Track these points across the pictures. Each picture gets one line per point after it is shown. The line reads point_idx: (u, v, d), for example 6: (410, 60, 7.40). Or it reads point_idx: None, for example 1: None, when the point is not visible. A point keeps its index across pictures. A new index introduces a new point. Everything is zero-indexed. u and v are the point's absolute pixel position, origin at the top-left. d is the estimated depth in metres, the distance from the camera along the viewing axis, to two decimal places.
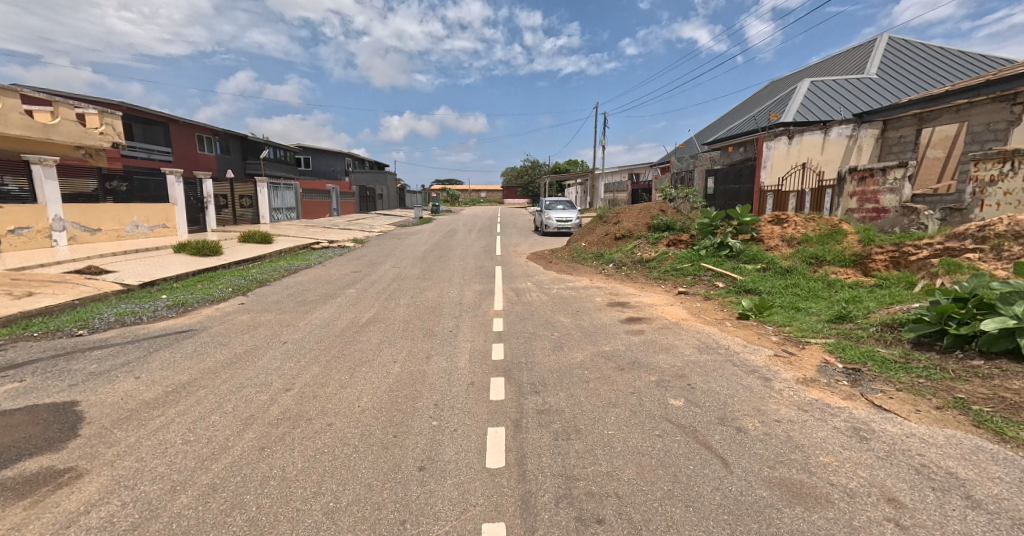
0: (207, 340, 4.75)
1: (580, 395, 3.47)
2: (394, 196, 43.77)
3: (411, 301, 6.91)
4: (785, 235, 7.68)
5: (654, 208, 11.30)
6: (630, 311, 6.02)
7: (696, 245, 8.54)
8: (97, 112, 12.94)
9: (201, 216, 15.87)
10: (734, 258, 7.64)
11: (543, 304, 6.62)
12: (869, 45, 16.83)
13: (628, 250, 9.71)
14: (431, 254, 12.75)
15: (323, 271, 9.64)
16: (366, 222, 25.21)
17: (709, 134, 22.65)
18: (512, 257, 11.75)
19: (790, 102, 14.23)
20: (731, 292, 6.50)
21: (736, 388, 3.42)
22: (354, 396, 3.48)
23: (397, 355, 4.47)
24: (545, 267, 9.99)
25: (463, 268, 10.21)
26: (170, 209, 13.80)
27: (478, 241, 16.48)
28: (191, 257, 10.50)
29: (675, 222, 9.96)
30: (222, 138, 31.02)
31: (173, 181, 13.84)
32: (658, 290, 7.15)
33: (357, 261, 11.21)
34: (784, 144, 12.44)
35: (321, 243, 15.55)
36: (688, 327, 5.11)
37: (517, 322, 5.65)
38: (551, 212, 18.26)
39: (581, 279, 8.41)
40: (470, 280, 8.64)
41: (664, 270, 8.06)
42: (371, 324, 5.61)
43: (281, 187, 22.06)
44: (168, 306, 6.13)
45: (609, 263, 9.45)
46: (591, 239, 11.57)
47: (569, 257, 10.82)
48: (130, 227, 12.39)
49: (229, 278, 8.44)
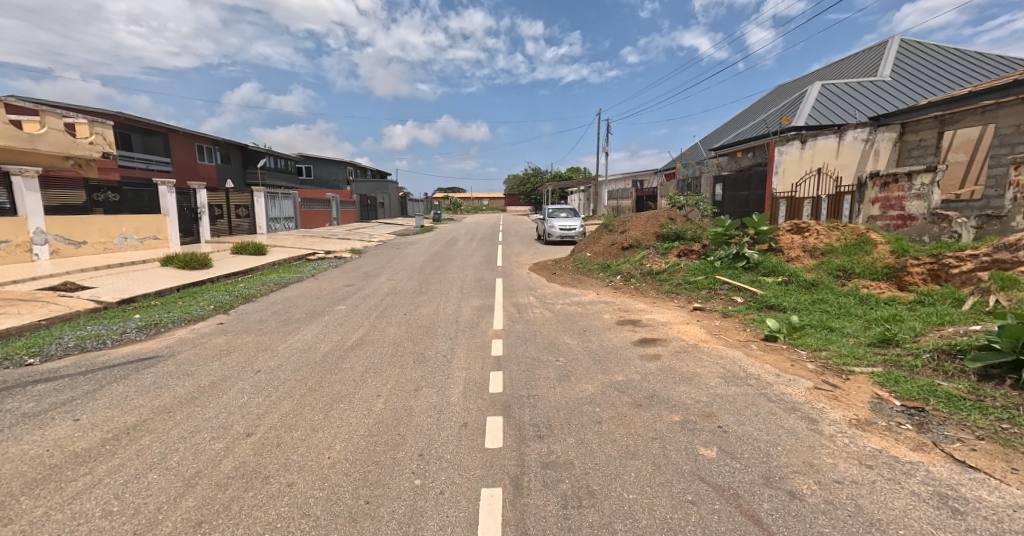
0: (172, 369, 4.26)
1: (592, 442, 2.94)
2: (396, 205, 43.49)
3: (404, 320, 6.39)
4: (806, 244, 7.16)
5: (663, 216, 10.78)
6: (643, 331, 5.47)
7: (709, 256, 8.02)
8: (87, 121, 12.61)
9: (195, 227, 15.49)
10: (752, 271, 7.12)
11: (547, 322, 6.08)
12: (881, 47, 16.36)
13: (636, 261, 9.19)
14: (430, 265, 12.27)
15: (315, 286, 9.16)
16: (366, 231, 24.79)
17: (715, 139, 22.22)
18: (513, 269, 11.24)
19: (801, 106, 13.74)
20: (751, 308, 5.96)
21: (778, 433, 2.86)
22: (324, 444, 2.96)
23: (381, 388, 3.95)
24: (548, 280, 9.48)
25: (462, 280, 9.71)
26: (161, 220, 13.41)
27: (479, 251, 16.02)
28: (178, 271, 10.06)
29: (685, 231, 9.44)
30: (222, 148, 30.84)
31: (165, 191, 13.44)
32: (671, 307, 6.61)
33: (351, 274, 10.72)
34: (797, 149, 11.87)
35: (317, 254, 15.10)
36: (709, 352, 4.56)
37: (518, 345, 5.12)
38: (554, 220, 17.77)
39: (587, 293, 7.88)
40: (468, 295, 8.12)
41: (676, 283, 7.55)
42: (357, 348, 5.09)
43: (280, 197, 21.72)
44: (139, 327, 5.67)
45: (616, 275, 8.93)
46: (597, 249, 11.04)
47: (574, 269, 10.30)
48: (118, 239, 12.00)
49: (213, 294, 7.97)
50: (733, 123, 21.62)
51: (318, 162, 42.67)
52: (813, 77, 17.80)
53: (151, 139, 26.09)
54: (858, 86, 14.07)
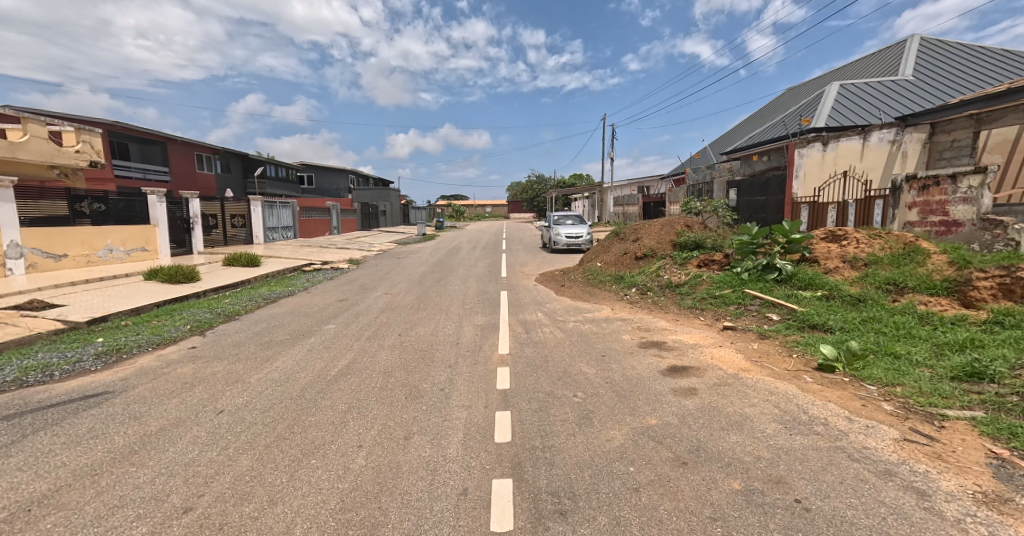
0: (118, 410, 3.58)
1: (632, 524, 2.22)
2: (398, 213, 43.05)
3: (399, 341, 5.72)
4: (844, 253, 6.47)
5: (679, 224, 10.10)
6: (670, 358, 4.75)
7: (735, 267, 7.34)
8: (74, 128, 12.11)
9: (187, 237, 14.93)
10: (785, 284, 6.42)
11: (559, 345, 5.38)
12: (899, 47, 15.72)
13: (652, 272, 8.54)
14: (431, 276, 11.62)
15: (306, 301, 8.51)
16: (367, 240, 24.20)
17: (725, 144, 21.62)
18: (519, 280, 10.57)
19: (820, 108, 13.10)
20: (791, 328, 5.26)
21: (883, 516, 2.13)
22: (281, 527, 2.26)
23: (366, 435, 3.26)
24: (557, 293, 8.81)
25: (464, 294, 9.03)
26: (151, 230, 12.86)
27: (482, 260, 15.38)
28: (162, 285, 9.45)
29: (705, 239, 8.78)
30: (222, 157, 30.50)
31: (155, 201, 12.92)
32: (698, 325, 5.92)
33: (347, 287, 10.08)
34: (818, 151, 11.42)
35: (314, 265, 14.51)
36: (755, 386, 3.83)
37: (528, 375, 4.42)
38: (560, 228, 17.11)
39: (601, 309, 7.20)
40: (471, 311, 7.43)
41: (700, 297, 6.91)
42: (343, 379, 4.41)
43: (278, 206, 21.21)
44: (98, 353, 5.01)
45: (631, 287, 8.28)
46: (607, 259, 10.38)
47: (584, 280, 9.65)
48: (103, 251, 11.43)
49: (194, 312, 7.35)
50: (743, 128, 20.99)
51: (320, 169, 42.35)
52: (828, 78, 17.15)
53: (149, 148, 25.74)
54: (878, 87, 13.44)
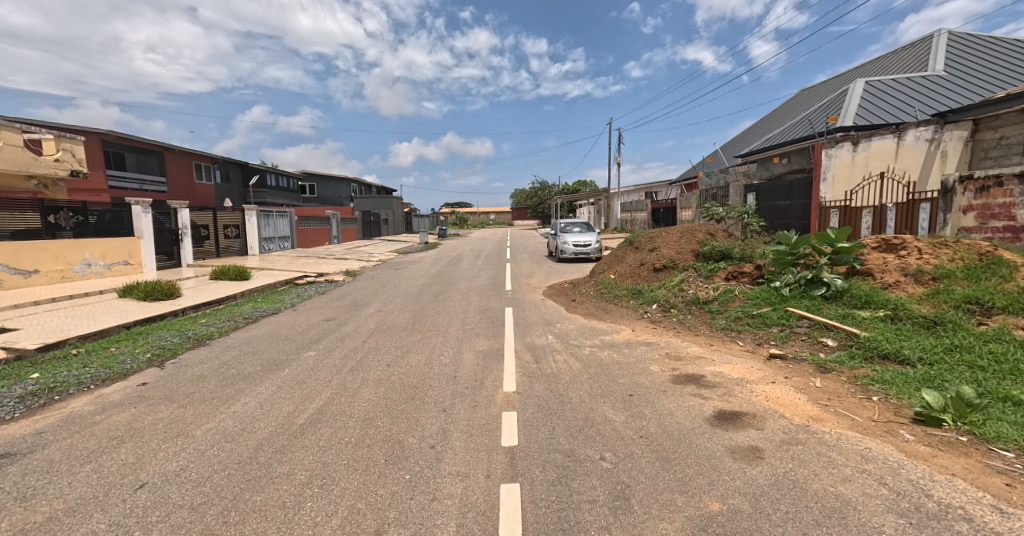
0: (7, 485, 2.73)
1: None
2: (400, 221, 42.39)
3: (387, 374, 4.90)
4: (905, 266, 5.59)
5: (700, 232, 9.27)
6: (716, 399, 3.85)
7: (772, 281, 6.46)
8: (53, 136, 11.45)
9: (175, 249, 14.23)
10: (835, 302, 5.53)
11: (576, 379, 4.53)
12: (926, 42, 14.88)
13: (674, 285, 7.73)
14: (430, 290, 10.82)
15: (290, 320, 7.70)
16: (367, 250, 23.53)
17: (737, 147, 20.82)
18: (525, 295, 9.71)
19: (846, 106, 12.27)
20: (857, 357, 4.35)
21: None
22: None
23: (324, 527, 2.38)
24: (568, 309, 8.00)
25: (465, 311, 8.20)
26: (135, 243, 12.18)
27: (485, 271, 14.58)
28: (137, 304, 8.67)
29: (733, 249, 7.92)
30: (221, 166, 30.05)
31: (140, 211, 12.28)
32: (738, 353, 5.04)
33: (338, 304, 9.27)
34: (848, 152, 10.75)
35: (308, 278, 13.77)
36: (841, 448, 2.91)
37: (541, 425, 3.55)
38: (567, 236, 16.28)
39: (621, 331, 6.36)
40: (471, 334, 6.58)
41: (735, 316, 6.04)
42: (312, 429, 3.55)
43: (274, 215, 20.55)
44: (23, 395, 4.16)
45: (652, 304, 7.46)
46: (622, 271, 9.56)
47: (597, 294, 8.83)
48: (80, 266, 10.73)
49: (161, 336, 6.54)
50: (757, 130, 20.16)
51: (322, 178, 41.92)
52: (849, 77, 16.32)
53: (146, 158, 25.26)
54: (907, 84, 12.61)
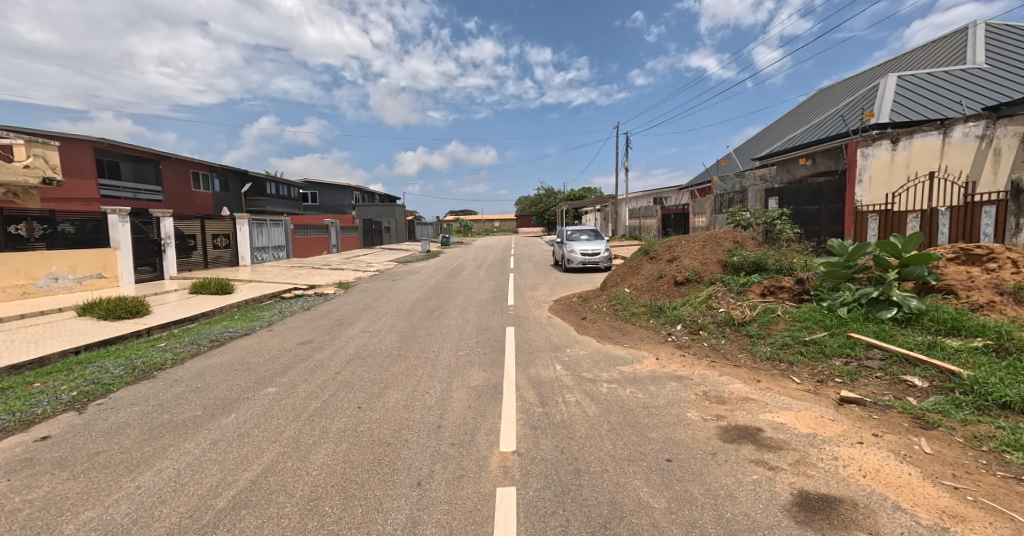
0: None
1: None
2: (403, 229, 41.56)
3: (355, 421, 3.92)
4: (998, 283, 4.57)
5: (726, 240, 8.29)
6: (790, 473, 2.78)
7: (823, 300, 5.42)
8: (23, 141, 10.64)
9: (157, 260, 13.42)
10: (911, 327, 4.48)
11: (593, 435, 3.51)
12: (961, 33, 13.82)
13: (700, 302, 6.74)
14: (425, 305, 9.88)
15: (260, 344, 6.72)
16: (366, 260, 22.71)
17: (752, 150, 19.88)
18: (529, 311, 8.72)
19: (879, 103, 11.29)
20: (966, 406, 3.27)
21: None
22: None
23: None
24: (579, 330, 7.03)
25: (461, 331, 7.23)
26: (110, 254, 11.38)
27: (487, 282, 13.66)
28: (95, 324, 7.76)
29: (767, 259, 6.95)
30: (220, 175, 29.52)
31: (117, 221, 11.53)
32: (797, 394, 3.99)
33: (322, 322, 8.33)
34: (887, 151, 9.86)
35: (298, 292, 12.90)
36: None
37: (549, 517, 2.51)
38: (573, 244, 15.30)
39: (643, 360, 5.35)
40: (465, 363, 5.56)
41: (782, 343, 4.99)
42: (227, 522, 2.52)
43: (268, 224, 19.76)
44: None
45: (676, 325, 6.46)
46: (637, 283, 8.58)
47: (611, 312, 7.85)
48: (45, 280, 9.93)
49: (102, 365, 5.57)
50: (774, 132, 19.21)
51: (323, 186, 41.38)
52: (876, 73, 15.29)
53: (142, 167, 24.70)
54: (946, 78, 11.59)
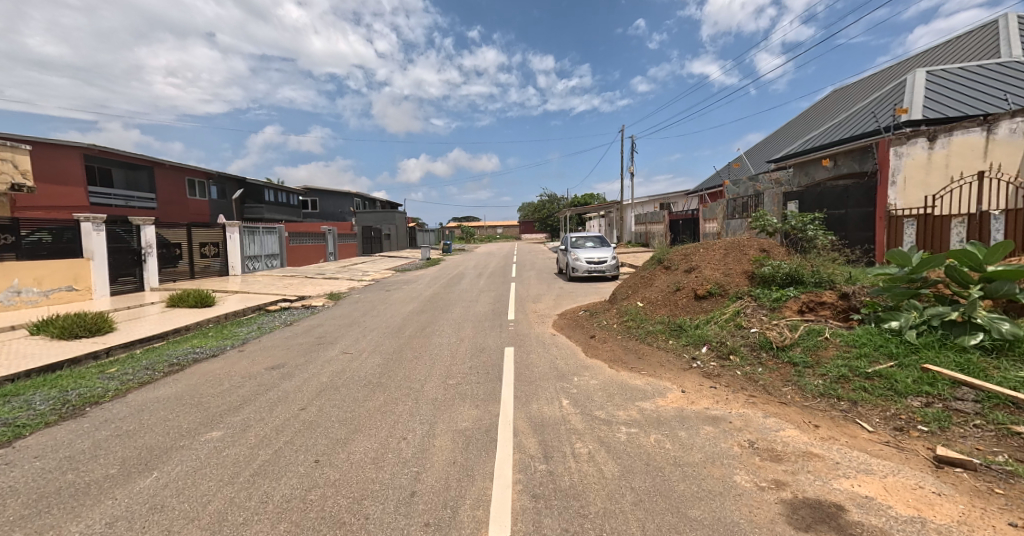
0: None
1: None
2: (404, 236, 40.80)
3: (308, 482, 3.08)
4: None
5: (751, 249, 7.47)
6: None
7: (882, 321, 4.55)
8: None
9: (137, 271, 12.68)
10: (1008, 358, 3.60)
11: (613, 511, 2.64)
12: (991, 26, 12.97)
13: (728, 320, 5.88)
14: (418, 319, 9.08)
15: (224, 370, 5.87)
16: (363, 268, 21.96)
17: (766, 154, 19.09)
18: (531, 328, 7.87)
19: (910, 99, 10.47)
20: None
21: None
22: None
23: None
24: (588, 352, 6.19)
25: (453, 353, 6.43)
26: (83, 265, 10.69)
27: (487, 292, 12.85)
28: (46, 344, 6.95)
29: (803, 270, 6.09)
30: (217, 182, 29.00)
31: (90, 229, 10.89)
32: (874, 447, 3.09)
33: (302, 341, 7.52)
34: (923, 150, 9.00)
35: (286, 304, 12.12)
36: None
37: None
38: (578, 251, 14.48)
39: (666, 394, 4.49)
40: (454, 397, 4.71)
41: (837, 375, 4.09)
42: None
43: (261, 232, 19.07)
44: None
45: (701, 347, 5.61)
46: (651, 296, 7.72)
47: (623, 329, 6.99)
48: (6, 294, 9.19)
49: (28, 399, 4.69)
50: (789, 135, 18.42)
51: (323, 193, 40.87)
52: (898, 70, 14.50)
53: (135, 174, 24.18)
54: (980, 72, 10.77)
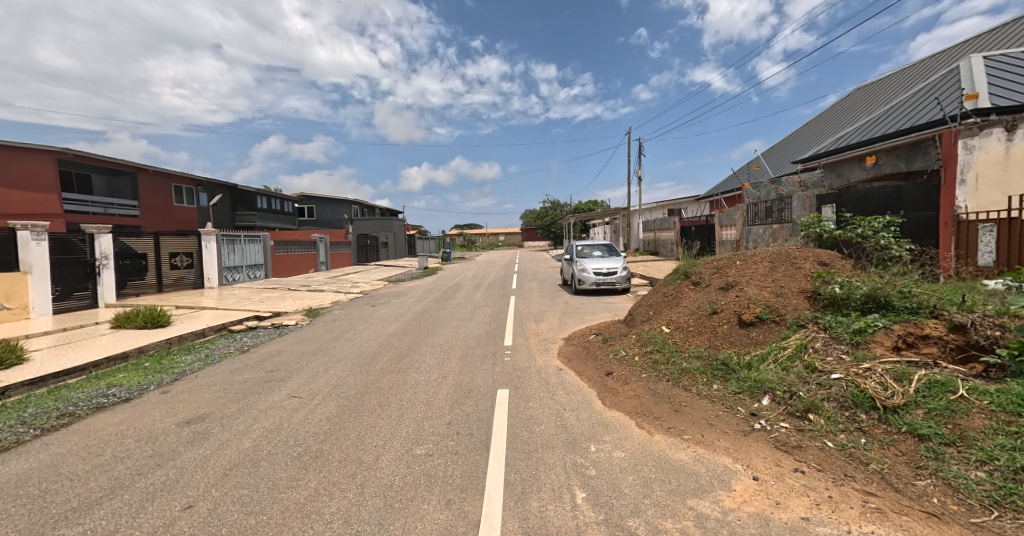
0: None
1: None
2: (403, 244, 39.49)
3: None
4: None
5: (806, 262, 6.00)
6: None
7: None
8: None
9: (92, 285, 11.32)
10: None
11: None
12: None
13: (796, 357, 4.37)
14: (398, 344, 7.63)
15: (122, 425, 4.42)
16: (353, 279, 20.58)
17: (788, 155, 17.62)
18: (531, 358, 6.41)
19: (974, 84, 9.01)
20: None
21: None
22: None
23: None
24: (605, 399, 4.68)
25: (429, 397, 4.96)
26: (17, 280, 9.35)
27: (483, 308, 11.39)
28: None
29: (890, 292, 4.65)
30: (206, 188, 27.81)
31: (29, 239, 9.54)
32: None
33: (249, 375, 6.07)
34: (1000, 142, 7.51)
35: (254, 323, 10.66)
36: None
37: None
38: (584, 261, 13.02)
39: (733, 485, 2.98)
40: (419, 483, 3.22)
41: (1014, 467, 2.59)
42: None
43: (242, 241, 17.73)
44: None
45: (763, 399, 4.08)
46: (681, 319, 6.22)
47: (648, 363, 5.49)
48: None
49: None
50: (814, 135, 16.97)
51: (320, 200, 39.70)
52: (941, 60, 13.06)
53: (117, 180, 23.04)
54: None
